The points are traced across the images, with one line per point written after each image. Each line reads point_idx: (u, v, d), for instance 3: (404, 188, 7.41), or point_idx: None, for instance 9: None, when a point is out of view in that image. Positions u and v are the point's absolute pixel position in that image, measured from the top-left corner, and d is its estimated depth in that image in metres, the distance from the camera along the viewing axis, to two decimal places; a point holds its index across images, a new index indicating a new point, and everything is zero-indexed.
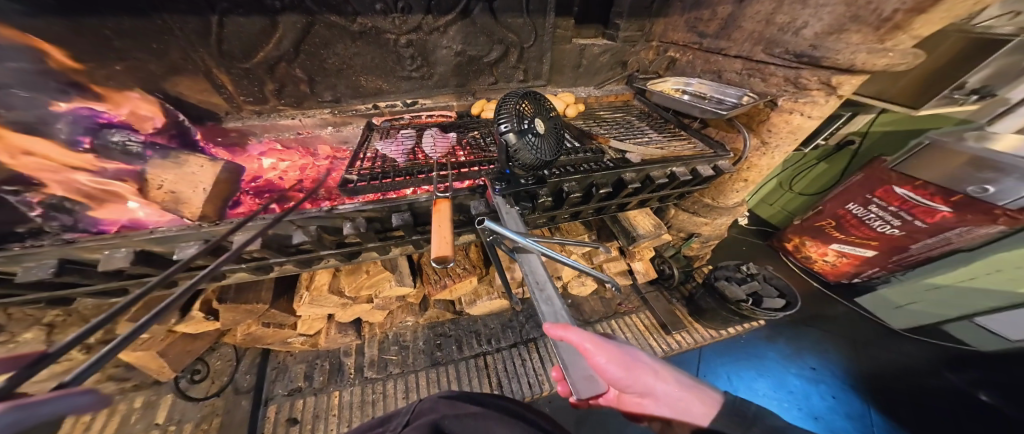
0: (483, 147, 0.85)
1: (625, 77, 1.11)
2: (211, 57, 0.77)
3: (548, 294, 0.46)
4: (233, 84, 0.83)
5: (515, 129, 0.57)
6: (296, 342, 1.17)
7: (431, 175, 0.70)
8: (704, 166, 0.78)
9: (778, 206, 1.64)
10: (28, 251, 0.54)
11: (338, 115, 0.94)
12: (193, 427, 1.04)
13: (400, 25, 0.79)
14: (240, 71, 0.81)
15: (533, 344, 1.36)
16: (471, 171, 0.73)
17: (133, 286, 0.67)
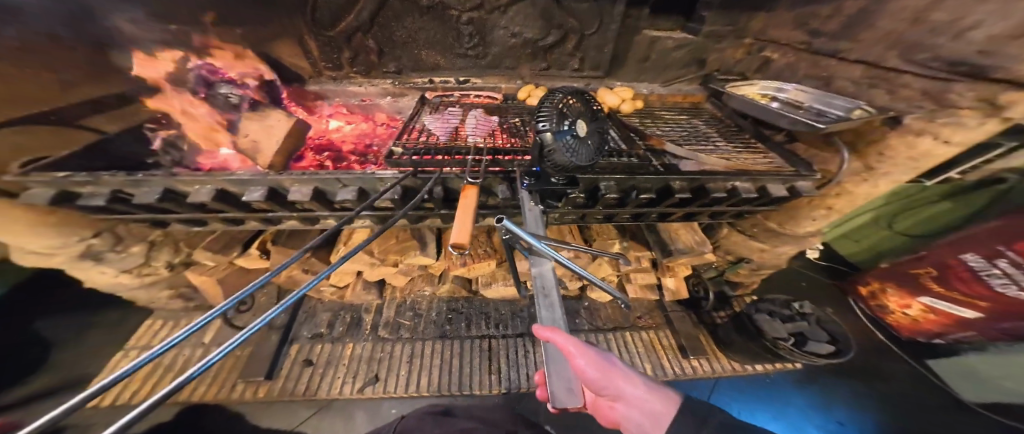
0: (523, 135, 0.80)
1: (701, 76, 1.02)
2: (306, 25, 0.82)
3: (552, 302, 0.42)
4: (315, 47, 0.88)
5: (555, 128, 0.51)
6: (326, 291, 1.26)
7: (466, 157, 0.69)
8: (775, 185, 0.69)
9: (865, 243, 1.40)
10: (146, 179, 0.61)
11: (398, 86, 0.95)
12: (231, 351, 1.17)
13: (464, 2, 0.77)
14: (325, 39, 0.85)
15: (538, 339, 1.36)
16: (505, 158, 0.70)
17: (211, 220, 0.73)
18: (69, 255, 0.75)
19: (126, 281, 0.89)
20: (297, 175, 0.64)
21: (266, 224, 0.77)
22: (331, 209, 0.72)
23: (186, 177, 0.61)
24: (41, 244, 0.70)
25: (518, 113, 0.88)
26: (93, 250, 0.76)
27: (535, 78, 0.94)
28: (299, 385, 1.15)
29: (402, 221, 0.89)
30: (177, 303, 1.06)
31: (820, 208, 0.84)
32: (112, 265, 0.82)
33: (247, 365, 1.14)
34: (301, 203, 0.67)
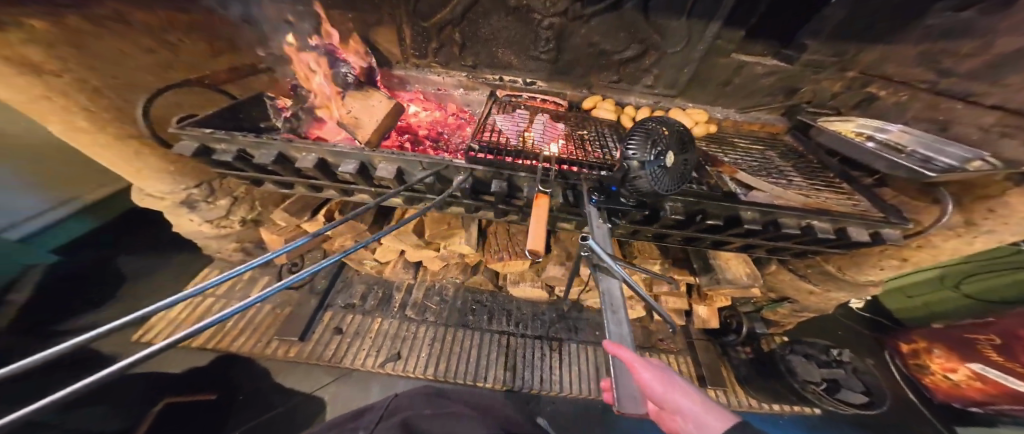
0: (592, 145, 0.81)
1: (789, 106, 0.99)
2: (408, 16, 0.89)
3: (619, 312, 0.41)
4: (410, 37, 0.94)
5: (642, 156, 0.50)
6: (368, 265, 1.32)
7: (536, 163, 0.72)
8: (857, 230, 0.66)
9: (927, 306, 1.33)
10: (265, 141, 0.65)
11: (472, 79, 1.01)
12: (273, 306, 1.24)
13: (549, 7, 0.79)
14: (420, 29, 0.91)
15: (557, 344, 1.34)
16: (571, 170, 0.70)
17: (298, 185, 0.79)
18: (170, 201, 0.87)
19: (203, 231, 0.98)
20: (387, 152, 0.71)
21: (342, 194, 0.83)
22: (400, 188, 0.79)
23: (299, 145, 0.66)
24: (157, 186, 0.83)
25: (594, 123, 0.90)
26: (188, 199, 0.87)
27: (608, 90, 0.97)
28: (328, 350, 1.20)
29: (458, 208, 0.94)
30: (240, 257, 1.13)
31: (893, 259, 0.82)
32: (199, 214, 0.91)
33: (284, 325, 1.20)
34: (381, 180, 0.73)
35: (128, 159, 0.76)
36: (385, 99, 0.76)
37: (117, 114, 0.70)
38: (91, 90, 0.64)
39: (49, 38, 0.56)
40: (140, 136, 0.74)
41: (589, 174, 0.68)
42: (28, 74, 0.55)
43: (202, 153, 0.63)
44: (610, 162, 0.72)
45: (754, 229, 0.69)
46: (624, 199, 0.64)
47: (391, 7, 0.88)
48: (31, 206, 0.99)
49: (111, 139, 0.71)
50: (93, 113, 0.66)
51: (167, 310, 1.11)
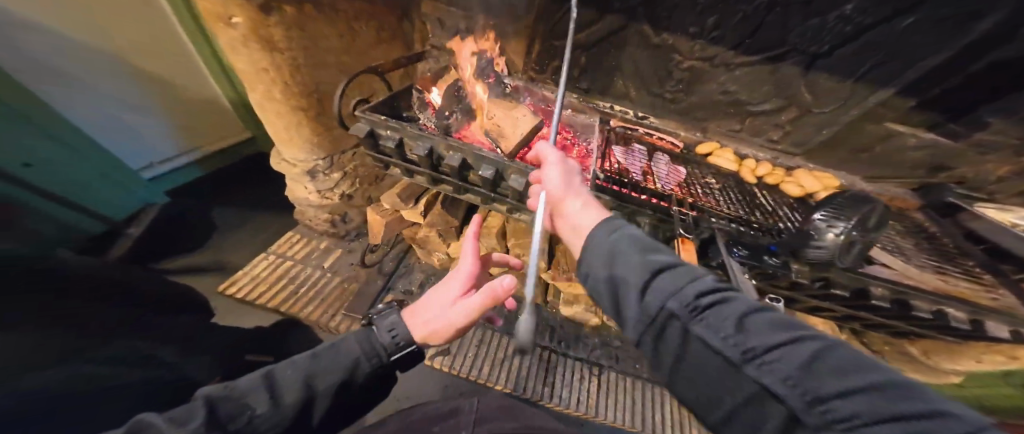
0: (719, 196, 0.83)
1: (922, 183, 0.93)
2: (543, 33, 0.94)
3: (738, 321, 0.27)
4: (538, 54, 0.99)
5: (844, 226, 0.58)
6: (435, 257, 1.32)
7: (671, 207, 0.74)
8: (998, 325, 0.63)
9: None
10: (426, 135, 0.78)
11: (582, 102, 1.03)
12: (342, 279, 1.28)
13: (694, 50, 0.82)
14: (549, 47, 0.96)
15: (597, 370, 1.22)
16: (702, 217, 0.74)
17: (421, 174, 0.90)
18: (298, 169, 1.11)
19: (310, 199, 1.20)
20: (522, 166, 0.77)
21: (457, 191, 0.92)
22: (517, 200, 0.86)
23: (451, 144, 0.78)
24: (298, 155, 1.07)
25: (705, 169, 0.93)
26: (312, 168, 1.10)
27: (724, 136, 1.00)
28: None
29: None
30: (325, 226, 1.32)
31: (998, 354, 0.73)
32: (315, 183, 1.14)
33: (352, 301, 1.21)
34: (510, 189, 0.81)
35: (292, 127, 0.98)
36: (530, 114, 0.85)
37: (302, 91, 0.91)
38: (294, 68, 0.86)
39: (292, 22, 0.80)
40: (310, 111, 0.96)
41: (714, 223, 0.73)
42: (265, 49, 0.79)
43: (371, 135, 0.81)
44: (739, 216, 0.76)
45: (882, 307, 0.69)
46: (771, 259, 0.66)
47: (529, 24, 0.94)
48: (165, 140, 1.39)
49: (289, 110, 0.93)
50: (287, 86, 0.88)
51: (249, 270, 1.26)
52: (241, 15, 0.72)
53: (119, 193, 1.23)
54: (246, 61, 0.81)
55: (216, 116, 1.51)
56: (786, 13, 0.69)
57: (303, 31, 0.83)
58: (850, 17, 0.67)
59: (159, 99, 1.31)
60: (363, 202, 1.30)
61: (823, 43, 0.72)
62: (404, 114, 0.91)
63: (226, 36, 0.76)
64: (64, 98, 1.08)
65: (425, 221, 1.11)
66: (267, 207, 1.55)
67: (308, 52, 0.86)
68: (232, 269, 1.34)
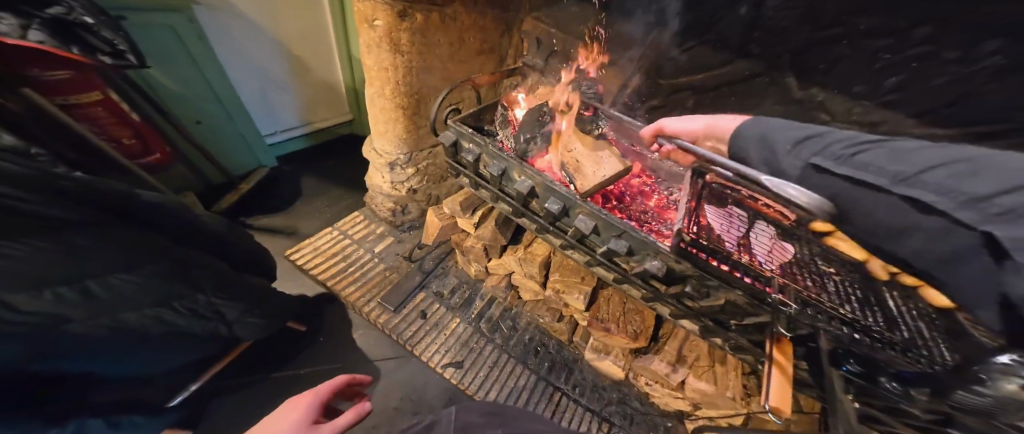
0: (840, 294, 0.61)
1: None
2: (652, 68, 0.87)
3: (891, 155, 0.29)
4: (637, 86, 0.92)
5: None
6: (473, 267, 1.27)
7: (770, 292, 0.58)
8: None
9: None
10: (503, 155, 0.76)
11: (675, 146, 0.88)
12: (384, 267, 1.32)
13: (851, 113, 0.64)
14: (654, 83, 0.88)
15: (606, 428, 1.03)
16: (806, 316, 0.56)
17: (485, 189, 0.88)
18: (382, 161, 1.20)
19: (383, 188, 1.27)
20: (592, 207, 0.71)
21: (517, 214, 0.88)
22: (576, 238, 0.78)
23: (526, 169, 0.75)
24: (386, 147, 1.15)
25: (824, 255, 0.69)
26: (394, 161, 1.18)
27: None
28: (408, 330, 1.17)
29: (607, 274, 0.85)
30: (386, 213, 1.39)
31: None
32: (391, 175, 1.22)
33: (390, 291, 1.24)
34: (572, 228, 0.75)
35: (390, 121, 1.06)
36: (618, 157, 0.75)
37: (405, 91, 0.97)
38: (407, 70, 0.93)
39: (418, 26, 0.86)
40: (409, 110, 1.03)
41: (818, 320, 0.55)
42: (392, 51, 0.88)
43: (455, 145, 0.82)
44: (897, 344, 0.51)
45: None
46: (889, 384, 0.50)
47: (638, 57, 0.87)
48: (291, 115, 1.65)
49: (391, 106, 1.01)
50: (397, 85, 0.96)
51: (313, 241, 1.37)
52: (383, 19, 0.83)
53: (239, 148, 1.49)
54: (374, 58, 0.92)
55: (334, 101, 1.74)
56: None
57: (425, 38, 0.88)
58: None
59: (298, 80, 1.56)
60: (424, 200, 1.33)
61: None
62: (485, 128, 0.92)
63: (366, 36, 0.88)
64: (236, 64, 1.37)
65: (475, 232, 1.07)
66: (343, 183, 1.70)
67: (423, 58, 0.92)
68: (302, 234, 1.47)
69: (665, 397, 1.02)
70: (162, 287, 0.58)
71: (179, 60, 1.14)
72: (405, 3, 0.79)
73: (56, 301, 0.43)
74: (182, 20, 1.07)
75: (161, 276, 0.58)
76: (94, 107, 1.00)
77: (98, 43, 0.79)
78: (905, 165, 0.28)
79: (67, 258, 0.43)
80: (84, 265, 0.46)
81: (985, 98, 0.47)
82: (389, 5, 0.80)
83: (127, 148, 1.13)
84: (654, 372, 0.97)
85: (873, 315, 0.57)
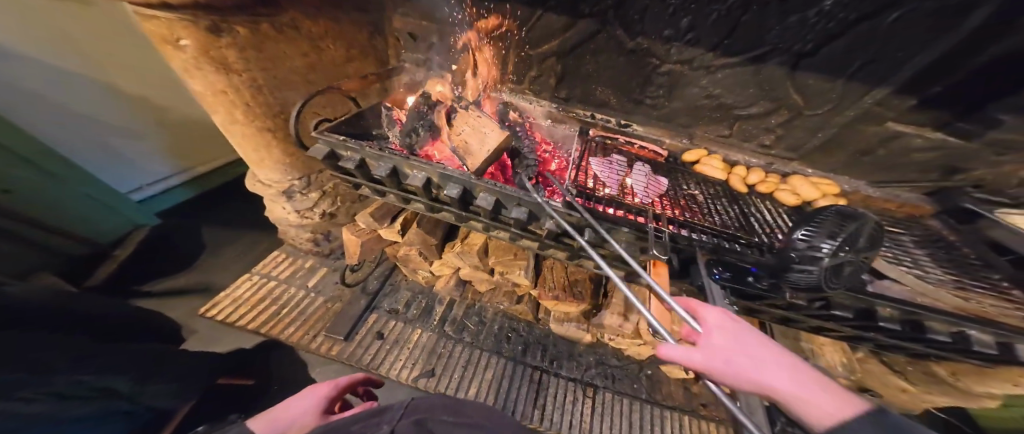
0: (706, 211, 0.73)
1: (930, 186, 0.86)
2: (517, 41, 0.91)
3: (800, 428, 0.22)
4: (512, 65, 0.98)
5: (827, 244, 0.44)
6: (420, 274, 1.28)
7: (649, 223, 0.64)
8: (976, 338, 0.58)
9: None
10: (387, 155, 0.73)
11: (562, 112, 1.01)
12: (325, 299, 1.26)
13: (672, 54, 0.77)
14: (524, 56, 0.94)
15: (591, 392, 1.16)
16: (681, 234, 0.63)
17: (391, 195, 0.85)
18: (273, 191, 1.08)
19: (290, 220, 1.17)
20: (489, 184, 0.72)
21: (429, 210, 0.88)
22: (489, 217, 0.81)
23: (415, 163, 0.73)
24: (270, 175, 1.03)
25: (694, 179, 0.85)
26: (288, 189, 1.07)
27: (712, 142, 0.93)
28: (368, 354, 1.16)
29: (531, 243, 0.90)
30: (308, 244, 1.30)
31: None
32: (291, 203, 1.12)
33: (334, 321, 1.20)
34: (478, 207, 0.77)
35: (259, 150, 0.93)
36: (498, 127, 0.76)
37: (265, 112, 0.84)
38: (256, 90, 0.79)
39: (246, 41, 0.71)
40: (279, 132, 0.91)
41: (695, 239, 0.62)
42: (221, 72, 0.71)
43: (331, 156, 0.75)
44: (738, 234, 0.65)
45: (890, 329, 0.62)
46: (756, 283, 0.55)
47: (501, 33, 0.91)
48: (156, 162, 1.44)
49: (253, 131, 0.86)
50: (249, 107, 0.80)
51: (231, 291, 1.24)
52: (191, 38, 0.63)
53: (91, 210, 1.26)
54: (201, 84, 0.73)
55: (206, 135, 1.55)
56: (764, 11, 0.62)
57: (262, 50, 0.75)
58: (830, 14, 0.59)
59: (144, 121, 1.35)
60: (343, 219, 1.29)
61: (805, 42, 0.64)
62: (373, 132, 0.88)
63: (174, 59, 0.67)
64: (45, 126, 1.11)
65: (403, 240, 1.06)
66: (256, 225, 1.55)
67: (270, 72, 0.79)
68: (219, 288, 1.33)
69: (634, 348, 1.16)
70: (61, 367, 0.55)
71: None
72: (216, 18, 0.63)
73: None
74: None
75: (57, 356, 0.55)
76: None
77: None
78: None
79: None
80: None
81: (744, 27, 0.66)
82: (189, 21, 0.61)
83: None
84: (611, 327, 1.11)
85: (739, 223, 0.70)
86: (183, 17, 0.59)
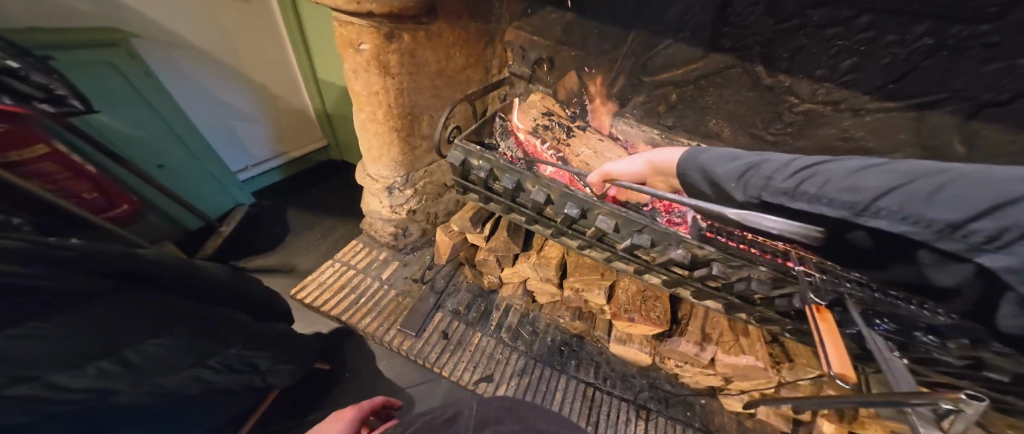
0: None
1: None
2: (633, 68, 0.92)
3: (897, 190, 0.34)
4: (619, 88, 0.98)
5: None
6: (487, 279, 1.33)
7: (792, 265, 0.64)
8: None
9: None
10: (514, 169, 0.81)
11: (664, 139, 0.99)
12: (396, 293, 1.33)
13: (817, 94, 0.73)
14: (637, 81, 0.94)
15: (644, 414, 1.12)
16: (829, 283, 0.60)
17: (499, 202, 0.92)
18: (378, 186, 1.18)
19: (382, 213, 1.26)
20: (611, 207, 0.76)
21: (530, 222, 0.93)
22: (595, 237, 0.84)
23: (539, 180, 0.80)
24: (382, 171, 1.13)
25: None
26: (391, 184, 1.16)
27: None
28: (433, 353, 1.20)
29: (627, 267, 0.91)
30: (388, 238, 1.37)
31: None
32: (389, 199, 1.20)
33: (407, 317, 1.26)
34: (592, 228, 0.80)
35: (382, 147, 1.02)
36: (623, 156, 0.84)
37: (399, 113, 0.93)
38: (399, 92, 0.87)
39: (404, 46, 0.80)
40: (402, 132, 0.98)
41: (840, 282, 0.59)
42: (381, 74, 0.82)
43: (464, 163, 0.85)
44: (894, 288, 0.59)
45: None
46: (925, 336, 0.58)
47: (618, 58, 0.92)
48: (264, 149, 1.55)
49: (385, 130, 0.95)
50: (389, 109, 0.90)
51: (317, 275, 1.36)
52: (371, 42, 0.76)
53: (214, 191, 1.38)
54: (362, 84, 0.85)
55: (308, 129, 1.65)
56: (958, 56, 0.54)
57: (414, 57, 0.84)
58: None
59: (265, 112, 1.44)
60: (424, 219, 1.35)
61: (1000, 91, 0.54)
62: (486, 142, 0.96)
63: (352, 61, 0.81)
64: (204, 111, 1.28)
65: (487, 245, 1.16)
66: (331, 213, 1.64)
67: (414, 78, 0.88)
68: (302, 270, 1.43)
69: (697, 376, 1.12)
70: (180, 349, 0.60)
71: (130, 102, 1.02)
72: (394, 25, 0.74)
73: (88, 378, 0.44)
74: (142, 75, 1.00)
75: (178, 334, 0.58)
76: (42, 162, 0.83)
77: (31, 90, 0.72)
78: (860, 195, 0.37)
79: (81, 329, 0.44)
80: (108, 336, 0.47)
81: (924, 71, 0.59)
82: (374, 28, 0.74)
83: (86, 201, 0.96)
84: (683, 353, 1.07)
85: None
86: (373, 24, 0.73)
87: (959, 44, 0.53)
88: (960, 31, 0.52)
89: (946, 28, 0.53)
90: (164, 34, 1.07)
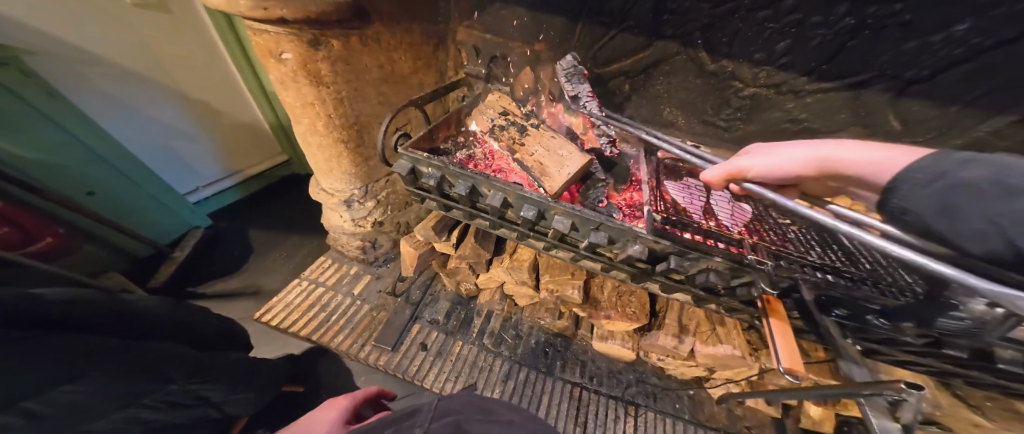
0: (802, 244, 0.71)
1: None
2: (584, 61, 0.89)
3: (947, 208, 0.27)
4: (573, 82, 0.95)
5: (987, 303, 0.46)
6: (464, 286, 1.29)
7: (745, 254, 0.64)
8: None
9: None
10: (466, 174, 0.78)
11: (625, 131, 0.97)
12: (370, 308, 1.28)
13: (759, 78, 0.72)
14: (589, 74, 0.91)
15: (633, 410, 1.12)
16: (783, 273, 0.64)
17: (457, 208, 0.88)
18: (335, 199, 1.12)
19: (344, 227, 1.20)
20: (567, 206, 0.74)
21: (492, 226, 0.90)
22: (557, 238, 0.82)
23: (494, 184, 0.77)
24: (337, 185, 1.08)
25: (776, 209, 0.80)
26: (349, 197, 1.11)
27: None
28: (412, 366, 1.16)
29: (595, 264, 0.89)
30: (356, 252, 1.32)
31: None
32: (350, 212, 1.15)
33: (381, 332, 1.21)
34: (551, 229, 0.78)
35: (331, 160, 0.97)
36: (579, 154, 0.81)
37: (343, 123, 0.88)
38: (337, 101, 0.83)
39: (336, 53, 0.76)
40: (350, 143, 0.94)
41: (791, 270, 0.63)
42: (313, 84, 0.78)
43: (412, 171, 0.81)
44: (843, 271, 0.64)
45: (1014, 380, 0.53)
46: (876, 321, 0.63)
47: (568, 52, 0.89)
48: (212, 166, 1.45)
49: (330, 141, 0.91)
50: (331, 119, 0.86)
51: (283, 296, 1.29)
52: (293, 51, 0.71)
53: (160, 214, 1.29)
54: (294, 96, 0.80)
55: (261, 142, 1.56)
56: (878, 35, 0.55)
57: (349, 63, 0.79)
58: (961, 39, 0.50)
59: (206, 126, 1.35)
60: (393, 229, 1.29)
61: (920, 69, 0.56)
62: (441, 147, 0.92)
63: (276, 71, 0.75)
64: (130, 129, 1.17)
65: (457, 253, 1.13)
66: (296, 229, 1.57)
67: (353, 85, 0.83)
68: (269, 292, 1.36)
69: (681, 368, 1.13)
70: (117, 393, 0.56)
71: (38, 126, 0.92)
72: (316, 31, 0.69)
73: None
74: (45, 95, 0.91)
75: (104, 377, 0.54)
76: None
77: None
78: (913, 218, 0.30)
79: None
80: (28, 384, 0.43)
81: (851, 51, 0.59)
82: (295, 35, 0.68)
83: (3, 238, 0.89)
84: (663, 347, 1.07)
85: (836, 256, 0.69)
86: (291, 31, 0.68)
87: (877, 23, 0.54)
88: (877, 10, 0.53)
89: (864, 8, 0.53)
90: (66, 52, 0.95)
